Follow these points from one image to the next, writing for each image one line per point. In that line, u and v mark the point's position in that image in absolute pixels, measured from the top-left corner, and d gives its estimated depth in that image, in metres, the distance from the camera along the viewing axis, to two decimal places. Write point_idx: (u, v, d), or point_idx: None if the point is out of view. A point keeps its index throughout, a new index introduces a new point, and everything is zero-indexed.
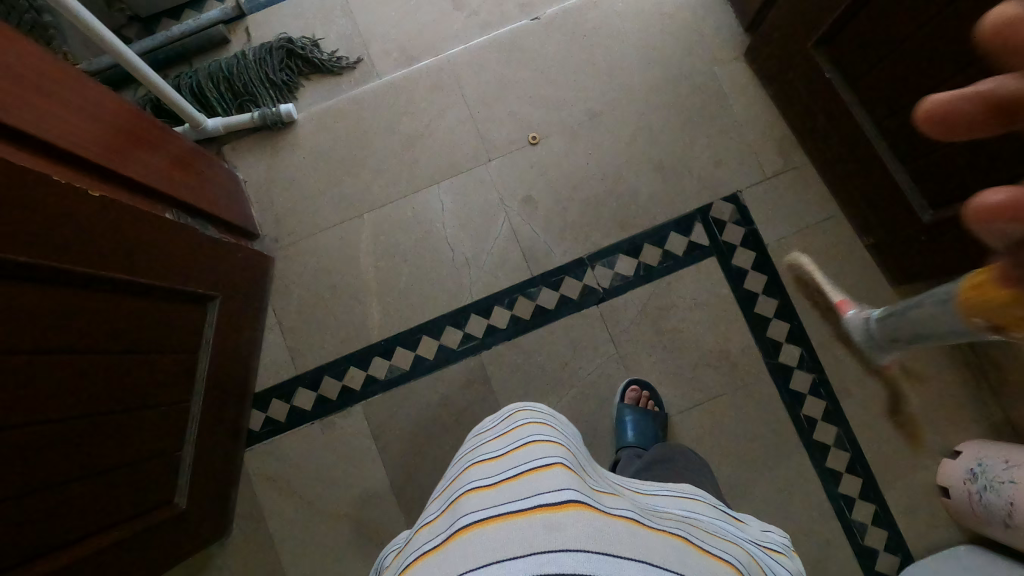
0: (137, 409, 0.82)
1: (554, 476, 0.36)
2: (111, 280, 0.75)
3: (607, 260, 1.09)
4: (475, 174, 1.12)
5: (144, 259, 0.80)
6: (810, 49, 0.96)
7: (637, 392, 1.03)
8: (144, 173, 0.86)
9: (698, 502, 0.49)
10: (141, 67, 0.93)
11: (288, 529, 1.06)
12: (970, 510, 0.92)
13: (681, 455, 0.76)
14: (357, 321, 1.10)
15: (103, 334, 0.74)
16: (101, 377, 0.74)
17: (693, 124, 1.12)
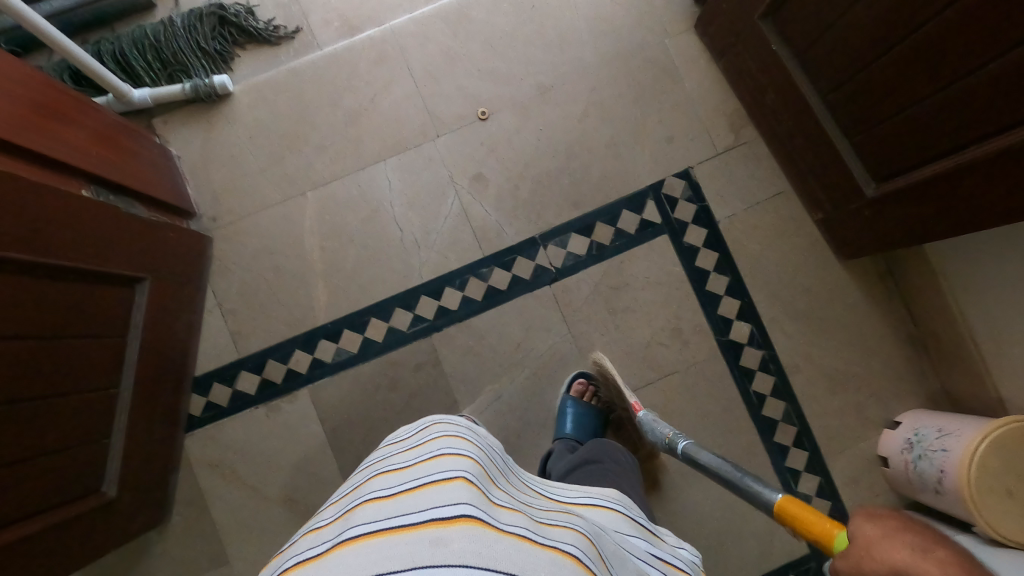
0: (58, 396, 0.76)
1: (449, 490, 0.36)
2: (18, 262, 0.68)
3: (559, 239, 1.07)
4: (423, 151, 1.09)
5: (59, 238, 0.74)
6: (757, 22, 0.95)
7: (583, 385, 1.03)
8: (61, 150, 0.80)
9: (614, 515, 0.49)
10: (48, 31, 0.86)
11: (233, 518, 1.03)
12: (905, 477, 0.97)
13: (610, 457, 0.75)
14: (302, 302, 1.06)
15: (15, 317, 0.69)
16: (19, 362, 0.69)
17: (644, 100, 1.10)
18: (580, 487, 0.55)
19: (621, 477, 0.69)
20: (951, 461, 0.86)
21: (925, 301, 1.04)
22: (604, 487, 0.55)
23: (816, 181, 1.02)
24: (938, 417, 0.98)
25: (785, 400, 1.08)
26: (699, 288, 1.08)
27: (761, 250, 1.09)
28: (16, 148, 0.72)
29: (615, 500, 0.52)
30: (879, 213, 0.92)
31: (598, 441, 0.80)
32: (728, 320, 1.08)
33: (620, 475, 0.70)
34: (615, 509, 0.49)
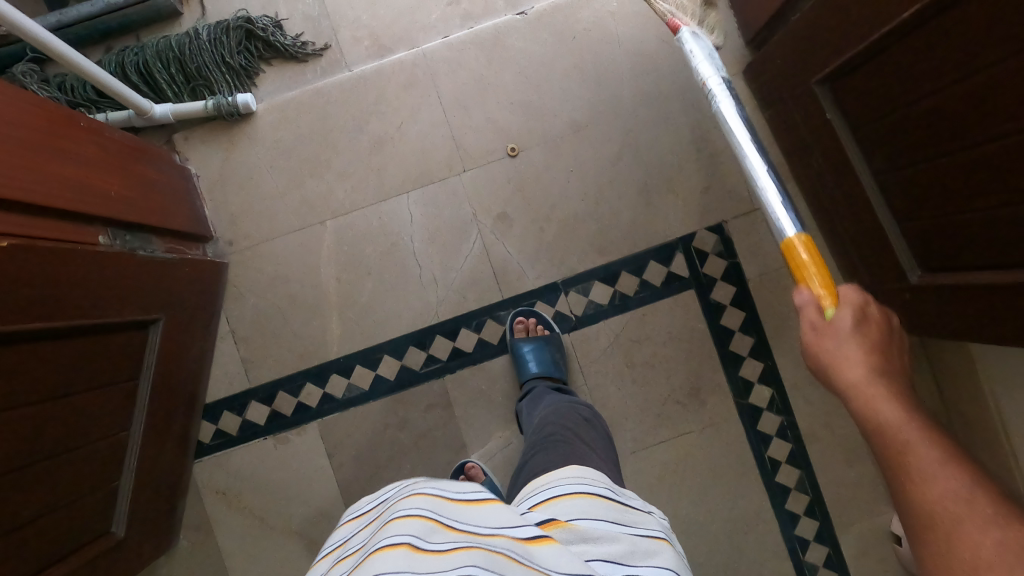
0: (69, 449, 0.76)
1: (391, 558, 0.39)
2: (32, 330, 0.65)
3: (582, 286, 1.04)
4: (447, 186, 1.04)
5: (76, 295, 0.71)
6: (813, 86, 0.88)
7: (524, 321, 1.02)
8: (92, 200, 0.77)
9: (596, 501, 0.56)
10: (92, 70, 0.87)
11: (238, 544, 1.04)
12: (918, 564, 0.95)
13: (572, 414, 0.83)
14: (316, 335, 1.04)
15: (23, 387, 0.66)
16: (30, 429, 0.68)
17: (682, 146, 1.05)
18: (538, 481, 0.63)
19: (577, 428, 0.78)
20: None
21: (956, 380, 1.00)
22: (569, 472, 0.62)
23: (856, 250, 0.98)
24: None
25: (800, 467, 1.06)
26: (722, 347, 1.06)
27: (790, 312, 1.06)
28: (33, 208, 0.67)
29: (579, 483, 0.59)
30: (918, 297, 0.88)
31: (556, 402, 0.87)
32: (749, 383, 1.06)
33: (575, 429, 0.78)
34: (595, 492, 0.57)
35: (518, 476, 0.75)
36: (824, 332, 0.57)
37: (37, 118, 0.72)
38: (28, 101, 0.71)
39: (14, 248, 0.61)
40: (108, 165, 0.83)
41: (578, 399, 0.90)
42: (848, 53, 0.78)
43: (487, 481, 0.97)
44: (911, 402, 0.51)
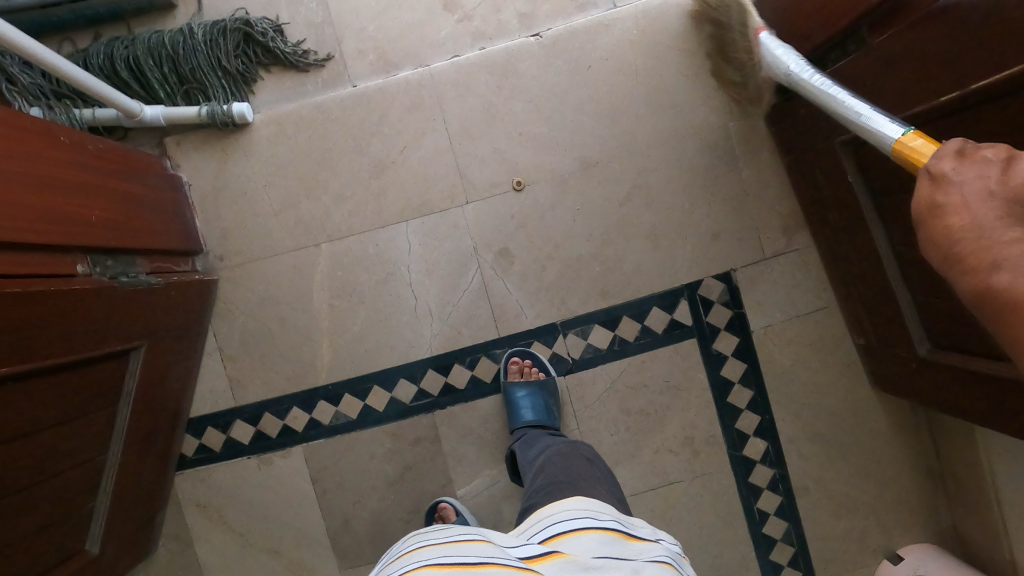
0: (40, 481, 0.74)
1: None
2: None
3: (580, 329, 1.01)
4: (448, 217, 0.99)
5: (47, 335, 0.68)
6: (836, 146, 0.82)
7: (519, 363, 1.00)
8: (69, 229, 0.73)
9: (604, 533, 0.56)
10: (71, 72, 0.77)
11: (219, 559, 1.04)
12: None
13: (572, 454, 0.81)
14: (305, 359, 1.01)
15: None
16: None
17: (696, 190, 1.01)
18: (539, 513, 0.62)
19: (579, 469, 0.76)
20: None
21: (956, 447, 0.98)
22: (573, 503, 0.62)
23: (865, 312, 0.95)
24: (947, 561, 0.95)
25: (788, 520, 1.05)
26: (720, 398, 1.03)
27: (791, 366, 1.03)
28: (7, 246, 0.64)
29: (586, 514, 0.59)
30: (926, 369, 0.85)
31: (554, 444, 0.85)
32: (745, 435, 1.04)
33: (578, 471, 0.75)
34: (603, 526, 0.57)
35: (520, 516, 0.72)
36: (931, 198, 0.49)
37: (10, 136, 0.68)
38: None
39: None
40: (89, 185, 0.78)
41: (572, 439, 0.88)
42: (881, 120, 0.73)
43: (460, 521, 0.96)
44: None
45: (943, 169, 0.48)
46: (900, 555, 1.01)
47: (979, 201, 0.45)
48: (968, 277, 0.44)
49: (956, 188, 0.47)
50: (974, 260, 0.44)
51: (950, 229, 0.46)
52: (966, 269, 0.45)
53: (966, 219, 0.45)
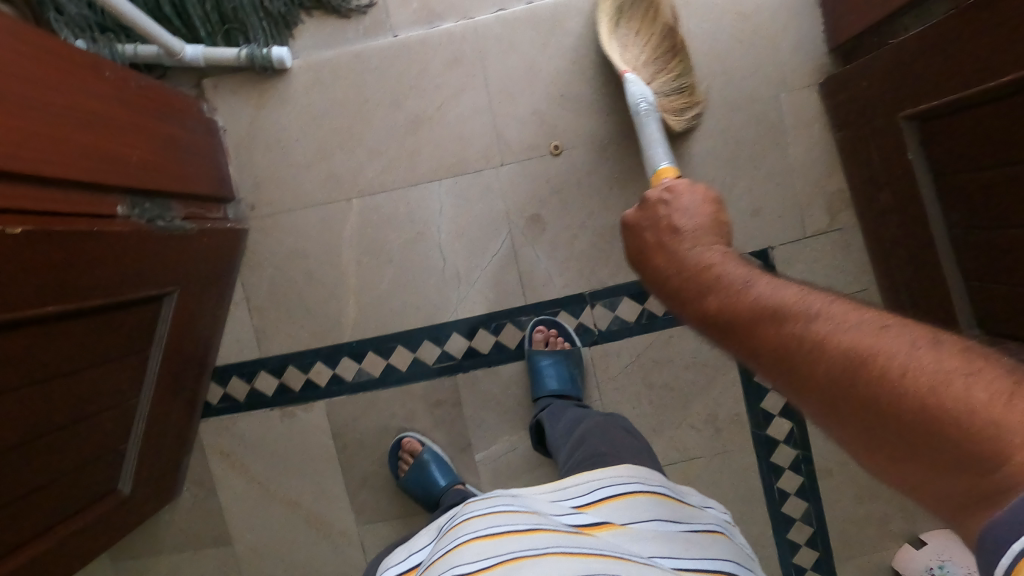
0: (77, 420, 0.75)
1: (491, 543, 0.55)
2: (38, 316, 0.63)
3: (609, 300, 0.99)
4: (483, 178, 0.97)
5: (88, 277, 0.68)
6: (899, 119, 0.80)
7: (544, 332, 0.99)
8: (106, 168, 0.72)
9: (653, 499, 0.65)
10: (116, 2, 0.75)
11: (240, 504, 1.06)
12: None
13: (612, 425, 0.82)
14: (330, 314, 1.00)
15: (24, 371, 0.64)
16: (34, 406, 0.67)
17: (739, 163, 0.97)
18: (584, 475, 0.69)
19: (619, 439, 0.77)
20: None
21: None
22: (623, 468, 0.69)
23: (909, 295, 0.92)
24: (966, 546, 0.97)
25: (808, 502, 1.04)
26: (747, 378, 1.02)
27: None
28: (48, 182, 0.63)
29: (634, 478, 0.67)
30: None
31: (592, 415, 0.86)
32: (770, 416, 1.03)
33: (622, 444, 0.76)
34: (652, 492, 0.65)
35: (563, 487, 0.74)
36: (648, 243, 0.58)
37: (54, 69, 0.67)
38: (43, 45, 0.66)
39: (23, 237, 0.58)
40: (127, 126, 0.77)
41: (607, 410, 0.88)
42: (957, 94, 0.69)
43: (426, 451, 0.98)
44: (727, 261, 0.50)
45: (658, 217, 0.57)
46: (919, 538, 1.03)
47: (675, 241, 0.55)
48: (693, 305, 0.50)
49: (658, 238, 0.57)
50: (693, 284, 0.51)
51: (667, 269, 0.54)
52: (688, 299, 0.51)
53: (675, 258, 0.54)
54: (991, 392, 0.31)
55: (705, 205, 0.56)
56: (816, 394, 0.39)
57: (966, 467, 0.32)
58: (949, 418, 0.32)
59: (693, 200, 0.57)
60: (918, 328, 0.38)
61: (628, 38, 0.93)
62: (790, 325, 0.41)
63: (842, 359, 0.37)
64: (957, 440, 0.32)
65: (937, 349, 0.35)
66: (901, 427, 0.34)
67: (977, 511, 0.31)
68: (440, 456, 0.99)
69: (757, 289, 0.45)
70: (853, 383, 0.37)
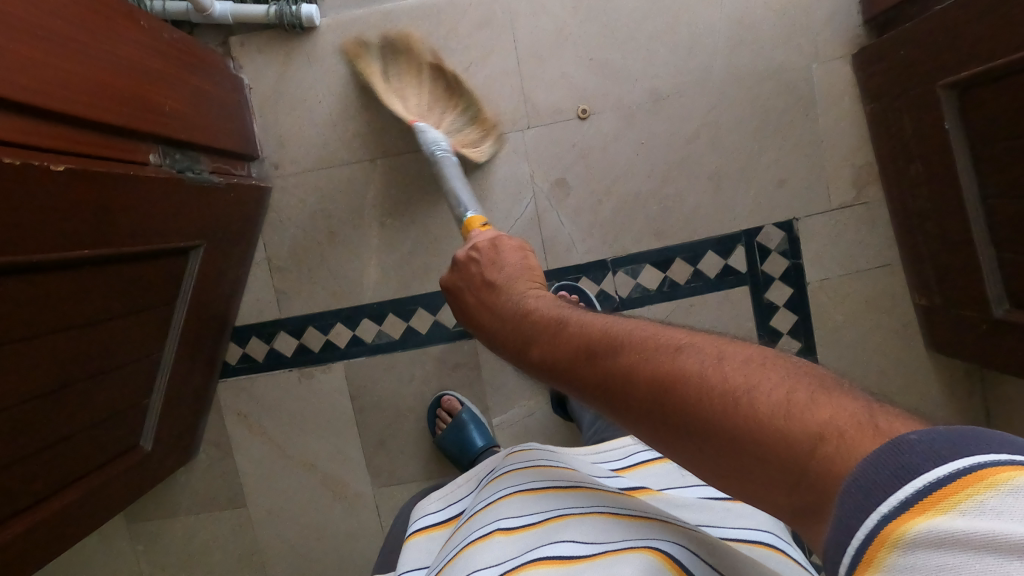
0: (105, 370, 0.76)
1: (530, 501, 0.57)
2: (74, 258, 0.63)
3: (631, 268, 0.99)
4: (509, 141, 0.97)
5: (123, 223, 0.68)
6: (938, 89, 0.80)
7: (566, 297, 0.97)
8: (138, 115, 0.71)
9: (691, 466, 0.66)
10: None
11: (255, 465, 1.06)
12: None
13: None
14: (353, 276, 1.00)
15: (54, 313, 0.64)
16: (63, 351, 0.67)
17: (767, 132, 0.97)
18: (618, 442, 0.75)
19: None
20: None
21: (1010, 416, 0.97)
22: None
23: (934, 268, 0.92)
24: None
25: None
26: None
27: (845, 323, 1.00)
28: (88, 123, 0.64)
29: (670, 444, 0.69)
30: (998, 330, 0.83)
31: None
32: None
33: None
34: None
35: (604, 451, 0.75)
36: (464, 295, 0.62)
37: (94, 10, 0.66)
38: None
39: (61, 175, 0.58)
40: (160, 76, 0.77)
41: None
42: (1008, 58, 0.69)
43: (465, 411, 0.98)
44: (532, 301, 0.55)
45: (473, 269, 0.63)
46: None
47: (490, 292, 0.59)
48: (516, 354, 0.51)
49: (475, 294, 0.61)
50: (511, 329, 0.53)
51: (488, 316, 0.58)
52: (506, 344, 0.54)
53: (492, 305, 0.58)
54: (778, 392, 0.33)
55: (517, 260, 0.62)
56: (638, 418, 0.39)
57: (789, 465, 0.32)
58: (748, 427, 0.33)
59: (507, 256, 0.63)
60: (706, 343, 0.39)
61: (403, 88, 0.95)
62: (595, 362, 0.42)
63: (650, 382, 0.38)
64: (763, 443, 0.32)
65: (724, 357, 0.37)
66: (718, 439, 0.34)
67: (806, 512, 0.32)
68: (478, 417, 0.99)
69: (565, 323, 0.47)
70: (658, 408, 0.37)
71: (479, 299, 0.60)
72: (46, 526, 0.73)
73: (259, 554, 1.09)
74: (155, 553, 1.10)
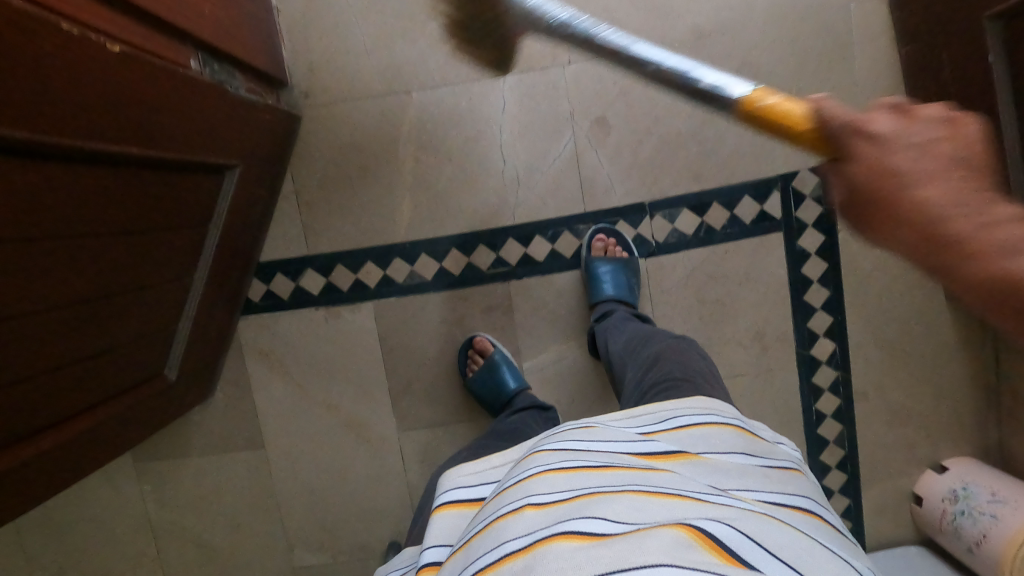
0: (147, 287, 0.70)
1: (553, 480, 0.48)
2: (125, 156, 0.58)
3: (668, 212, 0.99)
4: (548, 76, 0.94)
5: (173, 126, 0.63)
6: (983, 21, 0.78)
7: (604, 240, 0.98)
8: (185, 16, 0.66)
9: (726, 437, 0.57)
10: None
11: (275, 409, 1.03)
12: (938, 522, 1.01)
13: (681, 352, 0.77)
14: (384, 214, 0.97)
15: (108, 213, 0.58)
16: (115, 258, 0.62)
17: (806, 75, 0.96)
18: (651, 407, 0.64)
19: (690, 366, 0.73)
20: (999, 530, 0.90)
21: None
22: (690, 399, 0.63)
23: None
24: (992, 473, 0.99)
25: (843, 424, 1.07)
26: (797, 295, 1.02)
27: (872, 272, 1.02)
28: (140, 14, 0.59)
29: (702, 412, 0.60)
30: None
31: (656, 343, 0.82)
32: (815, 336, 1.03)
33: (696, 367, 0.73)
34: (724, 427, 0.58)
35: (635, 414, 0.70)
36: (858, 178, 0.38)
37: None
38: None
39: (114, 56, 0.53)
40: None
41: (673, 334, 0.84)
42: None
43: (497, 353, 0.97)
44: None
45: (856, 148, 0.38)
46: (944, 467, 1.06)
47: (912, 193, 0.36)
48: (972, 291, 0.35)
49: (849, 111, 0.40)
50: (948, 260, 0.35)
51: (898, 234, 0.37)
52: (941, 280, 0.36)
53: (913, 213, 0.36)
54: None
55: (962, 130, 0.37)
56: None
57: None
58: None
59: (926, 121, 0.37)
60: None
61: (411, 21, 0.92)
62: None
63: None
64: None
65: None
66: None
67: None
68: (510, 360, 0.99)
69: None
70: None
71: (877, 200, 0.38)
72: (78, 443, 0.66)
73: (277, 501, 1.06)
74: (165, 494, 1.07)
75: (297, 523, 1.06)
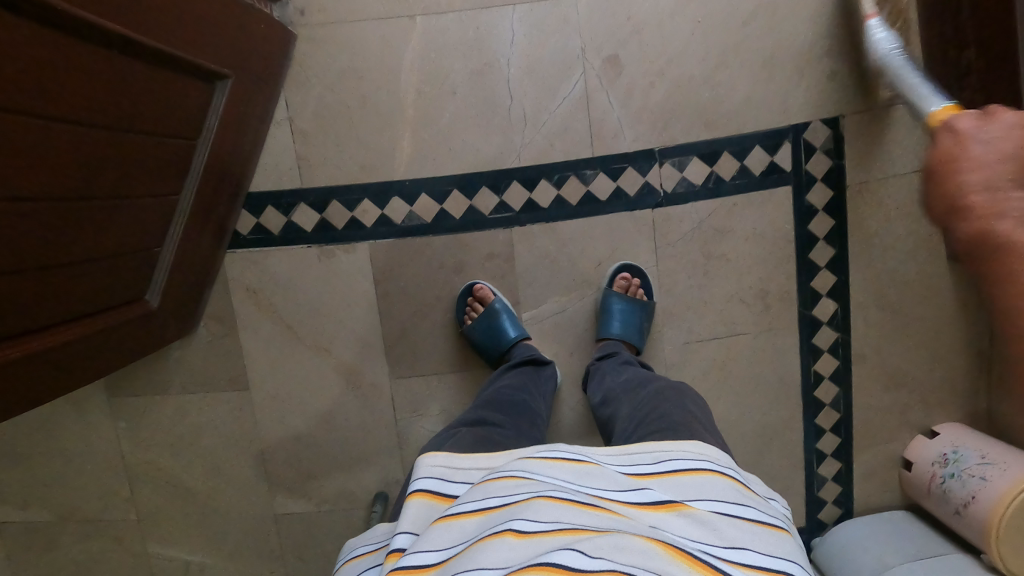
0: (129, 197, 0.65)
1: (535, 505, 0.44)
2: (104, 34, 0.53)
3: (678, 160, 0.95)
4: (561, 8, 0.90)
5: (153, 13, 0.58)
6: None
7: (627, 280, 0.97)
8: None
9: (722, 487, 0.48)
10: None
11: (261, 352, 0.99)
12: (926, 486, 1.01)
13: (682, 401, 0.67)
14: (382, 148, 0.92)
15: (87, 97, 0.54)
16: (94, 154, 0.57)
17: (825, 19, 0.93)
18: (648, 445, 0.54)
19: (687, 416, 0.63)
20: (988, 491, 0.90)
21: None
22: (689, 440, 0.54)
23: None
24: (980, 438, 0.99)
25: (840, 386, 1.06)
26: (802, 252, 1.00)
27: (877, 230, 1.00)
28: None
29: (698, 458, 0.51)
30: None
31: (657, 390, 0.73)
32: (817, 294, 1.02)
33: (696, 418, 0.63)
34: (721, 477, 0.49)
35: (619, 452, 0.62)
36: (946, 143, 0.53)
37: None
38: None
39: None
40: None
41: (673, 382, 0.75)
42: None
43: (498, 301, 0.94)
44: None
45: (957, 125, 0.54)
46: (935, 432, 1.06)
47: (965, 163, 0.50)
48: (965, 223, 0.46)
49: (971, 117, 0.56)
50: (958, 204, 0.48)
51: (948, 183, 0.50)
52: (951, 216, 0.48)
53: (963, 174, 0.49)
54: None
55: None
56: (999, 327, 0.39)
57: None
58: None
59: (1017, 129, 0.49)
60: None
61: None
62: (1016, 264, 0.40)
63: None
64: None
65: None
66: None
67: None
68: (510, 309, 0.96)
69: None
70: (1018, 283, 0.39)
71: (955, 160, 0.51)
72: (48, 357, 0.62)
73: (261, 447, 1.02)
74: (140, 432, 1.02)
75: (281, 471, 1.02)
